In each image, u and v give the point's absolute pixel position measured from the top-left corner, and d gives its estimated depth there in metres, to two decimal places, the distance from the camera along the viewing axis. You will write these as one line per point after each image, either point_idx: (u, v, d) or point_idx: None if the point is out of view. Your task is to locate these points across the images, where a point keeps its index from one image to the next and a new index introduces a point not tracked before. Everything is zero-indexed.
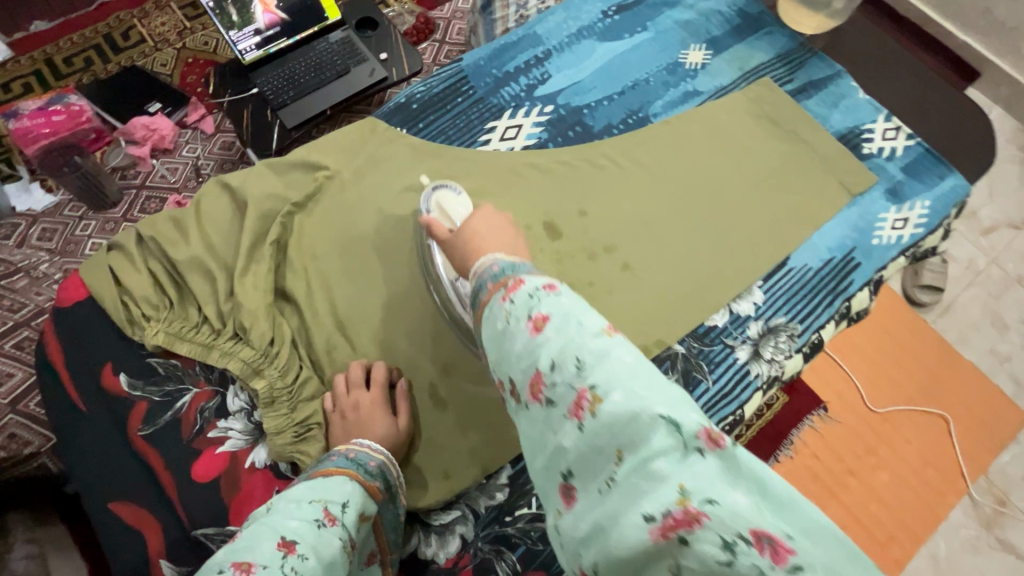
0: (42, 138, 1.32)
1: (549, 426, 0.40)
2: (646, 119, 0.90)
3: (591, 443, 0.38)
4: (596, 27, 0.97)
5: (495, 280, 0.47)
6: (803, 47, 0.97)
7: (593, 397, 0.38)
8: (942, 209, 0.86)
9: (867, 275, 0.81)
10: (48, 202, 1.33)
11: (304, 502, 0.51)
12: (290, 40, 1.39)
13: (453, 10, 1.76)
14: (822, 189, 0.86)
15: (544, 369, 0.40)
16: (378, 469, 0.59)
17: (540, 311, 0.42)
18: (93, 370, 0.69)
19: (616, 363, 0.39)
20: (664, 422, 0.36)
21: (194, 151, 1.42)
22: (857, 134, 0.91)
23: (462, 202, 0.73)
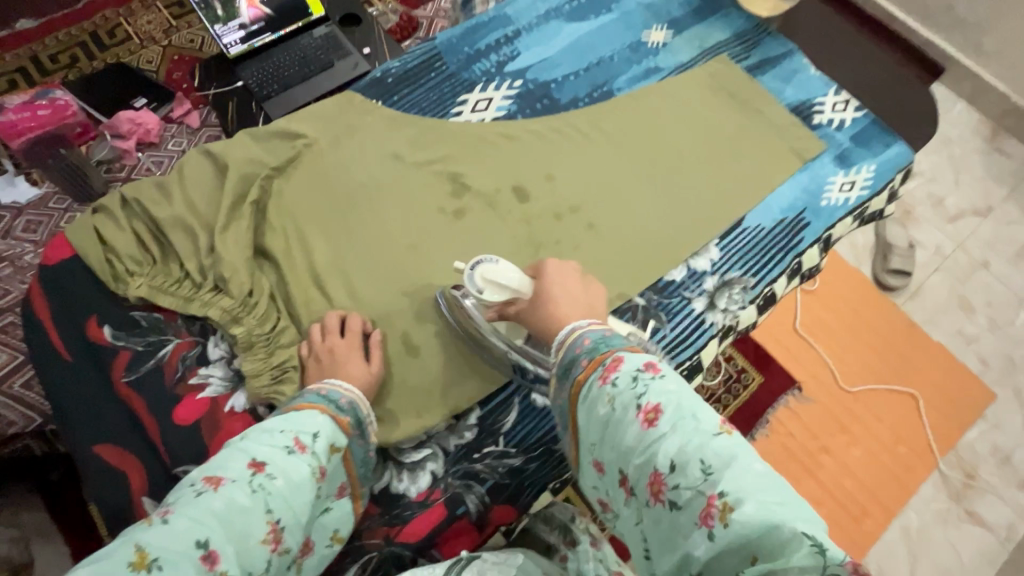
0: (25, 133, 1.30)
1: (677, 528, 0.48)
2: (610, 92, 0.96)
3: (723, 549, 0.45)
4: (563, 9, 1.02)
5: (589, 355, 0.57)
6: (759, 28, 1.03)
7: (723, 504, 0.45)
8: (887, 172, 0.92)
9: (817, 233, 0.86)
10: (33, 194, 1.36)
11: (276, 431, 0.55)
12: (273, 35, 1.44)
13: (436, 9, 1.82)
14: (775, 156, 0.91)
15: (665, 470, 0.49)
16: (350, 407, 0.62)
17: (650, 402, 0.51)
18: (77, 323, 0.72)
19: (744, 472, 0.46)
20: (805, 542, 0.42)
21: (179, 145, 1.45)
22: (809, 106, 0.97)
23: (506, 265, 0.69)
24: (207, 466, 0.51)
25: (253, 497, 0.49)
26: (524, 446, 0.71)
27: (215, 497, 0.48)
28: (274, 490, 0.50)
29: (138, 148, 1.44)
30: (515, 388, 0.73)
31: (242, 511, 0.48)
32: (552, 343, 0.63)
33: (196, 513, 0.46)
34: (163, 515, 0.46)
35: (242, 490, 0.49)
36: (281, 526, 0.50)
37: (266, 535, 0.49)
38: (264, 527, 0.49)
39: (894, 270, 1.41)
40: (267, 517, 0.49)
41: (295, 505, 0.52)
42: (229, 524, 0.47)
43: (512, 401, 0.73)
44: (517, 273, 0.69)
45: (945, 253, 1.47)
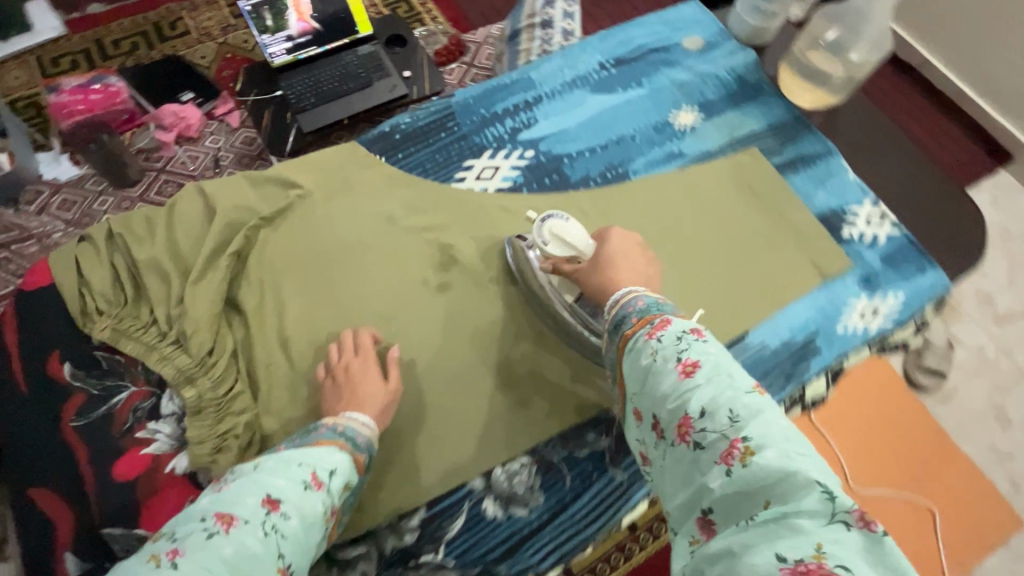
0: (76, 114, 1.39)
1: (696, 467, 0.45)
2: (625, 174, 0.90)
3: (739, 490, 0.41)
4: (591, 77, 0.98)
5: (639, 314, 0.54)
6: (798, 120, 0.96)
7: (745, 447, 0.42)
8: (916, 302, 0.83)
9: (825, 363, 0.79)
10: (73, 174, 1.39)
11: (294, 464, 0.52)
12: (318, 48, 1.44)
13: (486, 34, 1.76)
14: (792, 270, 0.84)
15: (694, 415, 0.46)
16: (365, 443, 0.60)
17: (692, 357, 0.49)
18: (40, 355, 0.71)
19: (770, 423, 0.43)
20: (819, 488, 0.39)
21: (216, 142, 1.46)
22: (840, 216, 0.89)
23: (576, 227, 0.72)
24: (218, 496, 0.49)
25: (265, 541, 0.46)
26: (464, 560, 0.65)
27: (227, 541, 0.45)
28: (287, 533, 0.48)
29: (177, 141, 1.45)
30: (467, 492, 0.69)
31: (255, 559, 0.45)
32: (607, 301, 0.61)
33: (206, 558, 0.43)
34: (170, 555, 0.43)
35: (255, 533, 0.46)
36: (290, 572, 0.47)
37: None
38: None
39: (928, 368, 1.27)
40: (278, 563, 0.46)
41: (304, 548, 0.49)
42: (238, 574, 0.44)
43: (462, 505, 0.68)
44: (586, 234, 0.72)
45: (987, 356, 1.35)
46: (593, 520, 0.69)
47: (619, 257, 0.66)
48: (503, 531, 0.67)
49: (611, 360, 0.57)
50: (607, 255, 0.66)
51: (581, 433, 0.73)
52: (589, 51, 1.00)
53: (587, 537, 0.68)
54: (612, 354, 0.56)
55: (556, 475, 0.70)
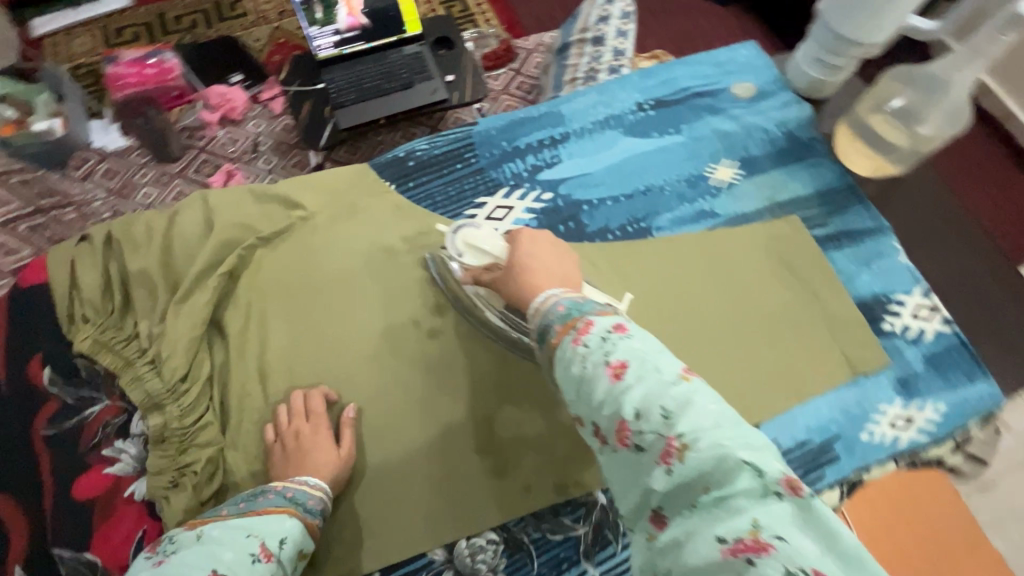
0: (128, 87, 1.40)
1: (638, 472, 0.39)
2: (646, 230, 0.84)
3: (681, 484, 0.37)
4: (625, 118, 0.91)
5: (561, 320, 0.46)
6: (849, 189, 0.87)
7: (681, 444, 0.37)
8: (958, 416, 0.73)
9: (843, 473, 0.70)
10: (120, 144, 1.40)
11: (241, 535, 0.52)
12: (365, 44, 1.39)
13: (538, 42, 1.69)
14: (817, 361, 0.76)
15: (630, 418, 0.39)
16: (319, 508, 0.59)
17: (619, 357, 0.41)
18: (24, 355, 0.70)
19: (701, 410, 0.38)
20: (748, 469, 0.36)
21: (258, 127, 1.46)
22: (882, 303, 0.80)
23: (490, 234, 0.70)
24: (161, 569, 0.48)
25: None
26: None
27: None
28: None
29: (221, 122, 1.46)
30: (426, 562, 0.65)
31: None
32: (528, 307, 0.53)
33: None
34: None
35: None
36: None
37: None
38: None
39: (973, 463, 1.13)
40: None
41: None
42: None
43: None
44: (499, 240, 0.69)
45: None
46: None
47: (530, 260, 0.58)
48: None
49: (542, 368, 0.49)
50: (519, 259, 0.59)
51: (557, 515, 0.67)
52: (627, 89, 0.93)
53: None
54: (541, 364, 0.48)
55: (524, 558, 0.65)
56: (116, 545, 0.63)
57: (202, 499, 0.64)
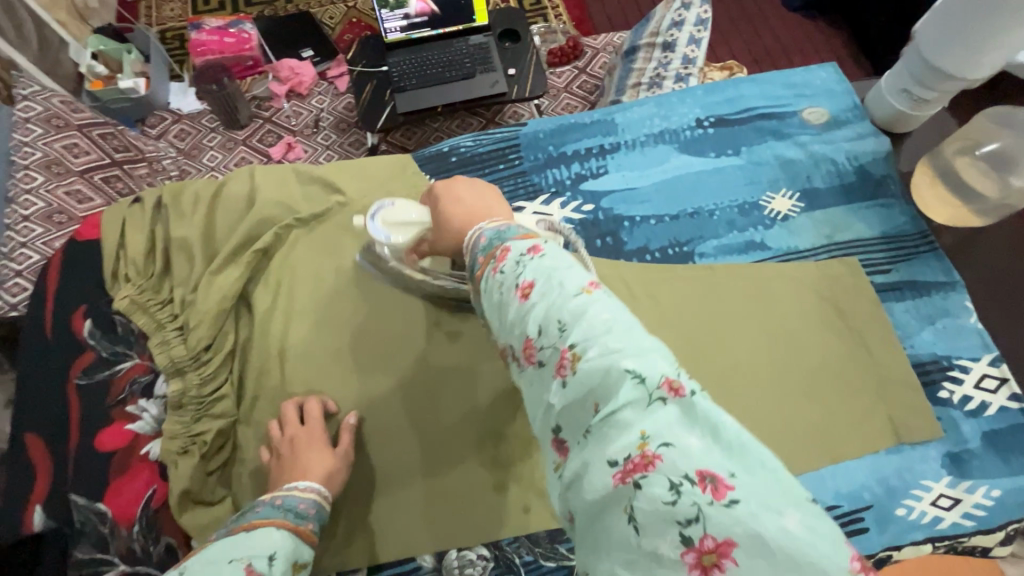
0: (207, 53, 1.47)
1: (541, 391, 0.37)
2: (688, 255, 0.79)
3: (574, 399, 0.34)
4: (682, 134, 0.86)
5: (483, 252, 0.42)
6: (922, 237, 0.79)
7: (573, 354, 0.35)
8: (1016, 506, 0.65)
9: (870, 547, 0.64)
10: (195, 108, 1.47)
11: (223, 561, 0.44)
12: (433, 31, 1.41)
13: (608, 42, 1.63)
14: (858, 421, 0.69)
15: (532, 335, 0.37)
16: (310, 513, 0.56)
17: (527, 278, 0.38)
18: (68, 306, 0.74)
19: (594, 318, 0.35)
20: (630, 375, 0.33)
21: (321, 103, 1.50)
22: (942, 367, 0.72)
23: (404, 205, 0.67)
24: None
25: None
26: None
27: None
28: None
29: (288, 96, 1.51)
30: (415, 567, 0.64)
31: None
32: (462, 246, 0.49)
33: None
34: None
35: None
36: None
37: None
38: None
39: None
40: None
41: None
42: None
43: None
44: (415, 207, 0.67)
45: None
46: None
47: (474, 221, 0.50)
48: None
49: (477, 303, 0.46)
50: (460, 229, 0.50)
51: (554, 542, 0.65)
52: (688, 102, 0.89)
53: None
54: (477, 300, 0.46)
55: None
56: (127, 499, 0.66)
57: (210, 467, 0.66)
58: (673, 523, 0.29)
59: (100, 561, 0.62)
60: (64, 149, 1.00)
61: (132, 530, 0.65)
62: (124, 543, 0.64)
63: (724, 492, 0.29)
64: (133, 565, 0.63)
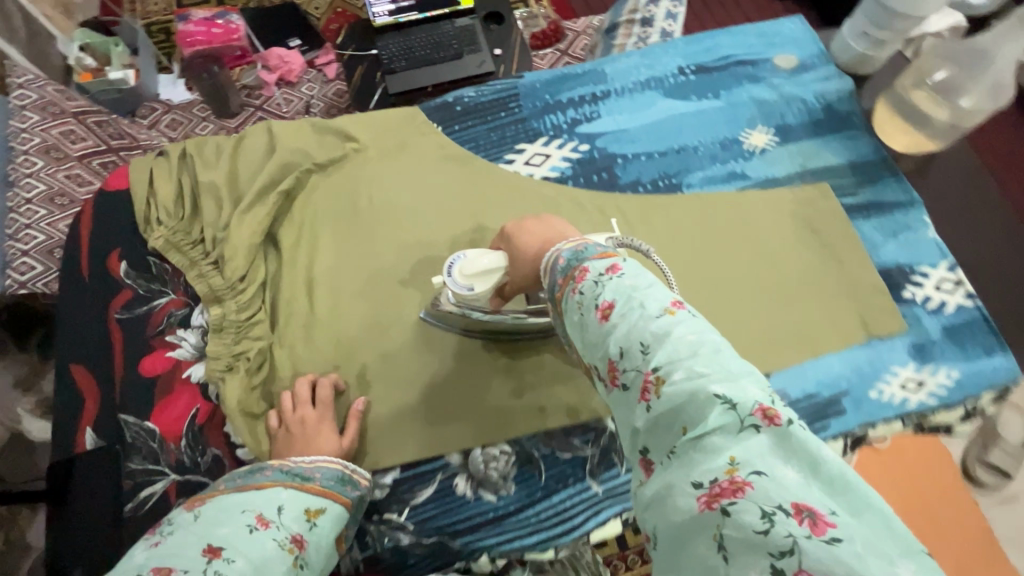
0: (196, 44, 1.49)
1: (626, 410, 0.42)
2: (677, 186, 0.87)
3: (660, 421, 0.39)
4: (666, 81, 0.94)
5: (562, 273, 0.48)
6: (884, 162, 0.88)
7: (657, 378, 0.40)
8: (971, 385, 0.74)
9: (848, 426, 0.72)
10: (185, 98, 1.50)
11: (236, 510, 0.52)
12: (419, 15, 1.47)
13: (587, 25, 1.71)
14: (834, 319, 0.78)
15: (615, 356, 0.42)
16: (320, 473, 0.60)
17: (607, 297, 0.44)
18: (103, 250, 0.79)
19: (679, 342, 0.40)
20: (720, 402, 0.37)
21: (311, 90, 1.54)
22: (905, 273, 0.81)
23: (477, 253, 0.66)
24: (158, 551, 0.48)
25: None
26: (422, 527, 0.66)
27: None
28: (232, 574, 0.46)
29: (277, 84, 1.55)
30: (443, 464, 0.70)
31: None
32: (540, 266, 0.55)
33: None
34: None
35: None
36: None
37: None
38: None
39: (993, 466, 1.15)
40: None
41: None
42: None
43: (436, 474, 0.69)
44: (491, 252, 0.65)
45: None
46: (557, 525, 0.67)
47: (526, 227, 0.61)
48: (466, 509, 0.67)
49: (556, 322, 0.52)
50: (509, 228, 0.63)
51: (569, 436, 0.71)
52: (670, 53, 0.96)
53: (552, 539, 0.67)
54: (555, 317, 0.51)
55: (533, 470, 0.69)
56: (173, 419, 0.70)
57: (252, 383, 0.71)
58: (766, 553, 0.32)
59: (153, 470, 0.68)
60: (61, 135, 1.04)
61: (180, 444, 0.69)
62: (174, 455, 0.69)
63: (823, 528, 0.31)
64: (183, 474, 0.68)
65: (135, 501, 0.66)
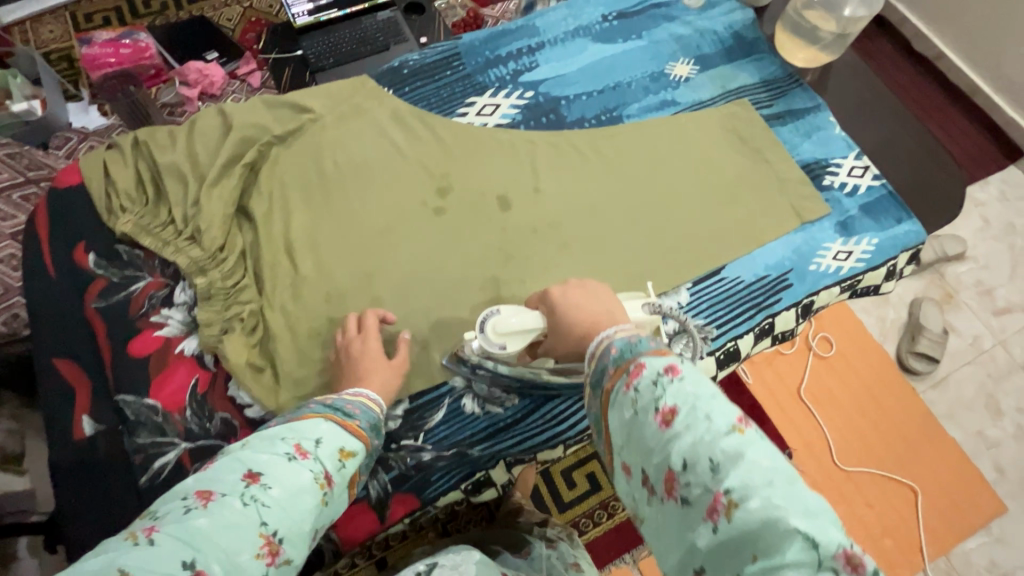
0: (106, 66, 1.42)
1: (684, 524, 0.42)
2: (618, 118, 0.95)
3: (727, 543, 0.40)
4: (593, 28, 1.02)
5: (615, 363, 0.50)
6: (791, 77, 1.00)
7: (728, 501, 0.40)
8: (890, 248, 0.87)
9: (796, 298, 0.83)
10: (101, 123, 1.43)
11: (276, 439, 0.48)
12: (338, 12, 1.48)
13: (505, 10, 1.72)
14: (769, 210, 0.88)
15: (677, 467, 0.42)
16: (358, 412, 0.57)
17: (668, 402, 0.44)
18: (67, 244, 0.78)
19: (753, 466, 0.40)
20: (801, 537, 0.37)
21: (236, 100, 1.50)
22: (823, 165, 0.93)
23: (510, 310, 0.68)
24: (200, 472, 0.44)
25: (247, 511, 0.42)
26: (441, 445, 0.71)
27: (204, 514, 0.41)
28: (271, 502, 0.43)
29: (200, 98, 1.50)
30: (448, 389, 0.74)
31: (235, 529, 0.41)
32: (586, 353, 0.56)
33: (180, 531, 0.39)
34: (147, 532, 0.39)
35: (235, 504, 0.42)
36: (279, 539, 0.43)
37: (261, 551, 0.41)
38: (257, 541, 0.41)
39: (921, 353, 1.29)
40: (262, 530, 0.42)
41: (297, 514, 0.44)
42: (220, 545, 0.40)
43: (443, 399, 0.73)
44: (525, 311, 0.67)
45: (983, 347, 1.34)
46: (562, 423, 0.73)
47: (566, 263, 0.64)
48: (479, 424, 0.73)
49: (594, 411, 0.52)
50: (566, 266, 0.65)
51: None
52: (593, 4, 1.05)
53: (559, 437, 0.73)
54: (593, 405, 0.52)
55: None
56: (174, 391, 0.71)
57: (251, 343, 0.74)
58: None
59: (162, 442, 0.68)
60: None
61: (185, 414, 0.70)
62: (181, 425, 0.69)
63: None
64: (195, 440, 0.69)
65: (149, 472, 0.67)
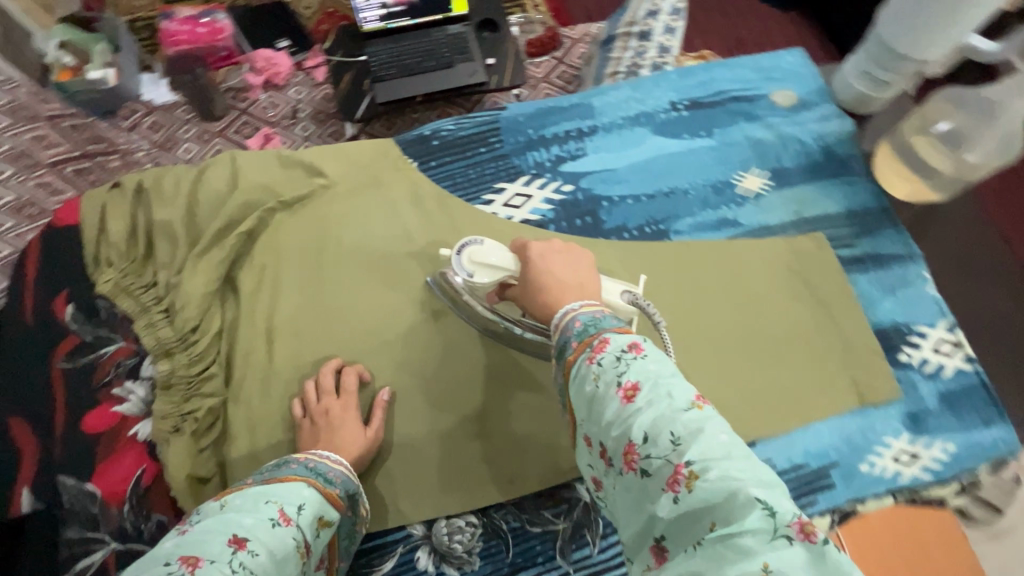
0: (179, 44, 1.26)
1: (643, 495, 0.40)
2: (664, 233, 0.82)
3: (686, 514, 0.37)
4: (656, 117, 0.89)
5: (578, 338, 0.46)
6: (883, 211, 0.83)
7: (689, 472, 0.38)
8: (966, 458, 0.71)
9: (837, 501, 0.68)
10: (167, 98, 1.27)
11: (259, 502, 0.50)
12: (410, 22, 1.24)
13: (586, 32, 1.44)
14: (824, 384, 0.73)
15: (636, 440, 0.40)
16: (339, 479, 0.58)
17: (630, 378, 0.42)
18: (47, 291, 0.73)
19: (712, 439, 0.38)
20: (760, 505, 0.35)
21: (299, 94, 1.31)
22: (902, 333, 0.76)
23: (490, 245, 0.67)
24: (182, 539, 0.45)
25: None
26: None
27: None
28: (256, 568, 0.45)
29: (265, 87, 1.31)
30: (405, 535, 0.66)
31: None
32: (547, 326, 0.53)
33: None
34: None
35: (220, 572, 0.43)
36: None
37: None
38: None
39: None
40: None
41: None
42: None
43: (395, 547, 0.65)
44: (502, 250, 0.67)
45: None
46: None
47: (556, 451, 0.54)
48: None
49: (557, 384, 0.49)
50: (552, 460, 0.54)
51: (539, 507, 0.68)
52: (663, 86, 0.91)
53: None
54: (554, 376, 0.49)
55: (500, 545, 0.66)
56: (117, 479, 0.65)
57: (200, 445, 0.69)
58: None
59: (92, 538, 0.61)
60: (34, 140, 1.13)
61: (123, 508, 0.64)
62: (115, 522, 0.63)
63: None
64: (125, 542, 0.62)
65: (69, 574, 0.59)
